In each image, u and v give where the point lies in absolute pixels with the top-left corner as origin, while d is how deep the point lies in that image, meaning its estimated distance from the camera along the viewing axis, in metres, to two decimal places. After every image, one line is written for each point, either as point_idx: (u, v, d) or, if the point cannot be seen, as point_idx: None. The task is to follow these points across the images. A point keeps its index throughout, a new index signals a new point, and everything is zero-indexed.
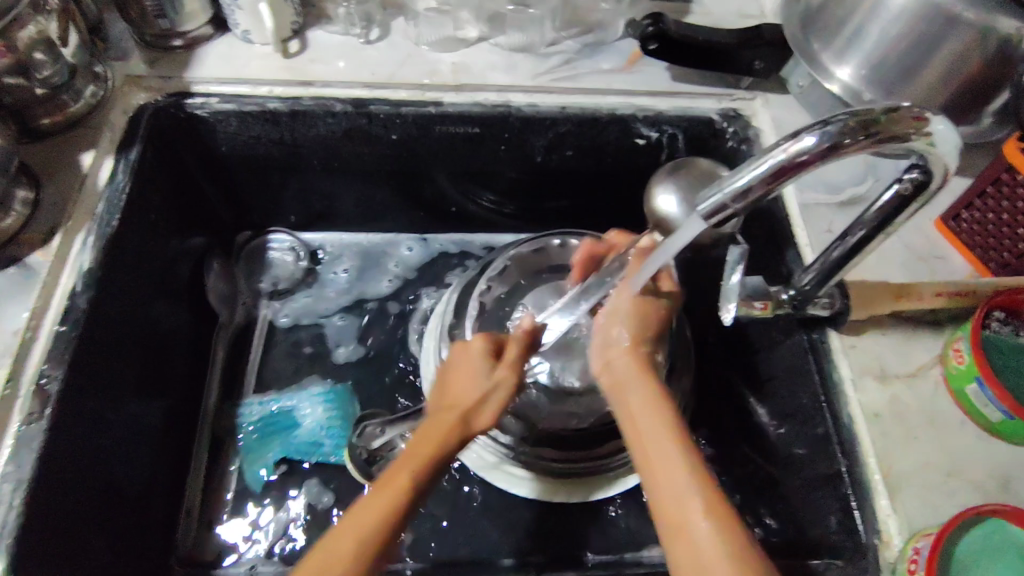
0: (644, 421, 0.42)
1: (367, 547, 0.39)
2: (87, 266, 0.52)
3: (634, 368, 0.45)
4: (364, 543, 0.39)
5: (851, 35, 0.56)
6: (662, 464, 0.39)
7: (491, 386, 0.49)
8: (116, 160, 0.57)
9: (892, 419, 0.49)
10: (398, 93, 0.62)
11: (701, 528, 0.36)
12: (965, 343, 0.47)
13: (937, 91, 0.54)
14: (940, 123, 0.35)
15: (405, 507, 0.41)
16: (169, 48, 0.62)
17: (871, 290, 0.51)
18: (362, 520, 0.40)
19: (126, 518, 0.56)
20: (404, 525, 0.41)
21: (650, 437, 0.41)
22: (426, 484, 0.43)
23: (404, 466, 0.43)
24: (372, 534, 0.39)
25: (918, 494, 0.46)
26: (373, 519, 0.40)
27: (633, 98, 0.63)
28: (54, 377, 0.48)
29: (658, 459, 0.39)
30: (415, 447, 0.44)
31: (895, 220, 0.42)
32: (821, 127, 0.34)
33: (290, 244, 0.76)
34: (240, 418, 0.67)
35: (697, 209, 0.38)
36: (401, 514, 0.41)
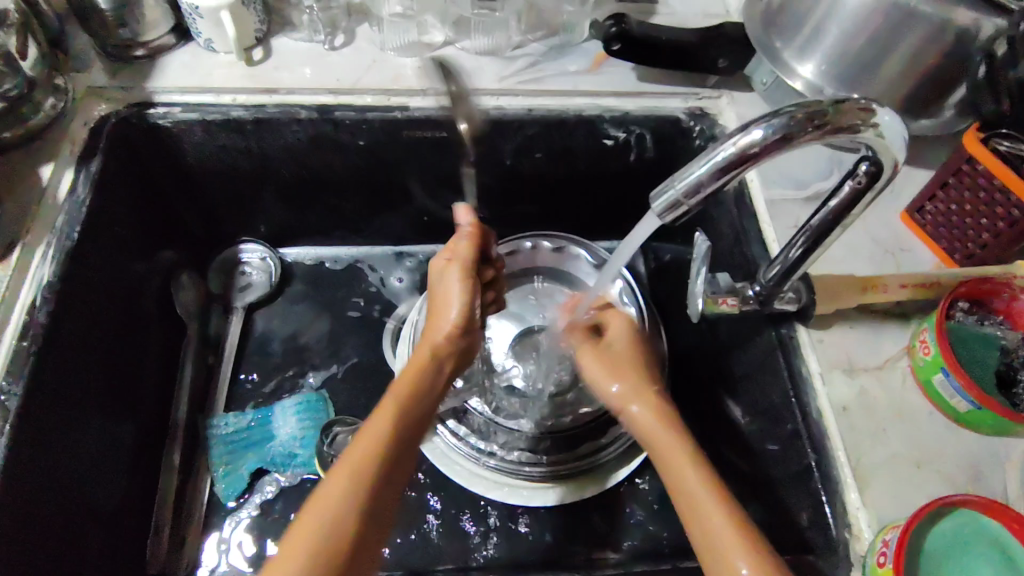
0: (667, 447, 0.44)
1: (364, 474, 0.40)
2: (47, 280, 0.51)
3: (652, 416, 0.46)
4: (361, 480, 0.40)
5: (811, 32, 0.56)
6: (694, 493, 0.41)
7: (458, 287, 0.51)
8: (76, 171, 0.56)
9: (860, 412, 0.49)
10: (363, 99, 0.62)
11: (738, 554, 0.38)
12: (930, 334, 0.47)
13: (897, 84, 0.55)
14: (885, 114, 0.35)
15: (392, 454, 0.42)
16: (131, 59, 0.61)
17: (838, 283, 0.51)
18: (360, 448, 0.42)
19: (95, 536, 0.55)
20: (391, 475, 0.42)
21: (669, 465, 0.43)
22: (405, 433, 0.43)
23: (385, 416, 0.44)
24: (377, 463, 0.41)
25: (887, 486, 0.46)
26: (367, 455, 0.41)
27: (599, 99, 0.63)
28: (13, 393, 0.47)
29: (689, 503, 0.41)
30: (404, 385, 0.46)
31: (852, 211, 0.42)
32: (768, 120, 0.34)
33: (260, 255, 0.75)
34: (212, 430, 0.65)
35: (653, 206, 0.38)
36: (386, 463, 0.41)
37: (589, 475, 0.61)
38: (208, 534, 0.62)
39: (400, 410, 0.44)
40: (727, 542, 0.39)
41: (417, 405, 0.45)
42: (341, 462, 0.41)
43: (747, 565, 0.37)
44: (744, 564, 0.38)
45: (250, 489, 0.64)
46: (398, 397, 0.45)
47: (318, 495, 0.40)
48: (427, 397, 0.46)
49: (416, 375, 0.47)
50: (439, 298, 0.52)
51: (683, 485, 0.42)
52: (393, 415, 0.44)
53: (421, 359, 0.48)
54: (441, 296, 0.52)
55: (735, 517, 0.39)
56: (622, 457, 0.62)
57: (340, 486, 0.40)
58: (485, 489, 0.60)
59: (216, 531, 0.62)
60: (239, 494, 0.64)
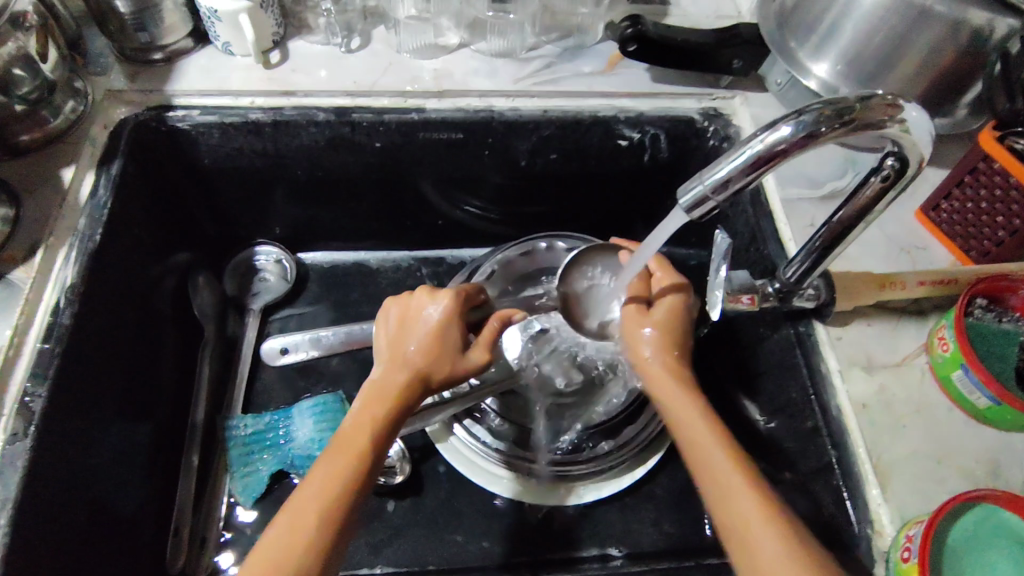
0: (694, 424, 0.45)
1: (329, 503, 0.41)
2: (70, 281, 0.52)
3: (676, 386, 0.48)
4: (325, 509, 0.41)
5: (826, 32, 0.56)
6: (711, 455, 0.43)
7: (442, 313, 0.52)
8: (98, 175, 0.56)
9: (880, 409, 0.49)
10: (380, 101, 0.62)
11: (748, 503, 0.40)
12: (949, 330, 0.48)
13: (912, 83, 0.55)
14: (912, 110, 0.36)
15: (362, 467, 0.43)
16: (149, 62, 0.62)
17: (857, 280, 0.51)
18: (322, 488, 0.42)
19: (117, 538, 0.55)
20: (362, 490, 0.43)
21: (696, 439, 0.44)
22: (380, 447, 0.45)
23: (358, 432, 0.45)
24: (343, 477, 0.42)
25: (908, 481, 0.46)
26: (333, 481, 0.42)
27: (615, 101, 0.64)
28: (38, 394, 0.48)
29: (714, 473, 0.42)
30: (365, 419, 0.46)
31: (876, 206, 0.42)
32: (796, 117, 0.35)
33: (276, 257, 0.75)
34: (230, 431, 0.65)
35: (680, 202, 0.38)
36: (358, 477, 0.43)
37: (606, 475, 0.62)
38: (231, 534, 0.63)
39: (369, 440, 0.44)
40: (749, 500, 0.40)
41: (385, 432, 0.46)
42: (309, 481, 0.42)
43: (764, 525, 0.39)
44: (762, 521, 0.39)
45: (269, 490, 0.65)
46: (368, 424, 0.45)
47: (284, 518, 0.41)
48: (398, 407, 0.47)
49: (389, 392, 0.47)
50: (414, 325, 0.52)
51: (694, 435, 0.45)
52: (362, 443, 0.44)
53: (391, 389, 0.48)
54: (421, 329, 0.52)
55: (743, 464, 0.42)
56: (640, 455, 0.63)
57: (310, 512, 0.41)
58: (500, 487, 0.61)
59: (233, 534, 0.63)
60: (257, 496, 0.64)
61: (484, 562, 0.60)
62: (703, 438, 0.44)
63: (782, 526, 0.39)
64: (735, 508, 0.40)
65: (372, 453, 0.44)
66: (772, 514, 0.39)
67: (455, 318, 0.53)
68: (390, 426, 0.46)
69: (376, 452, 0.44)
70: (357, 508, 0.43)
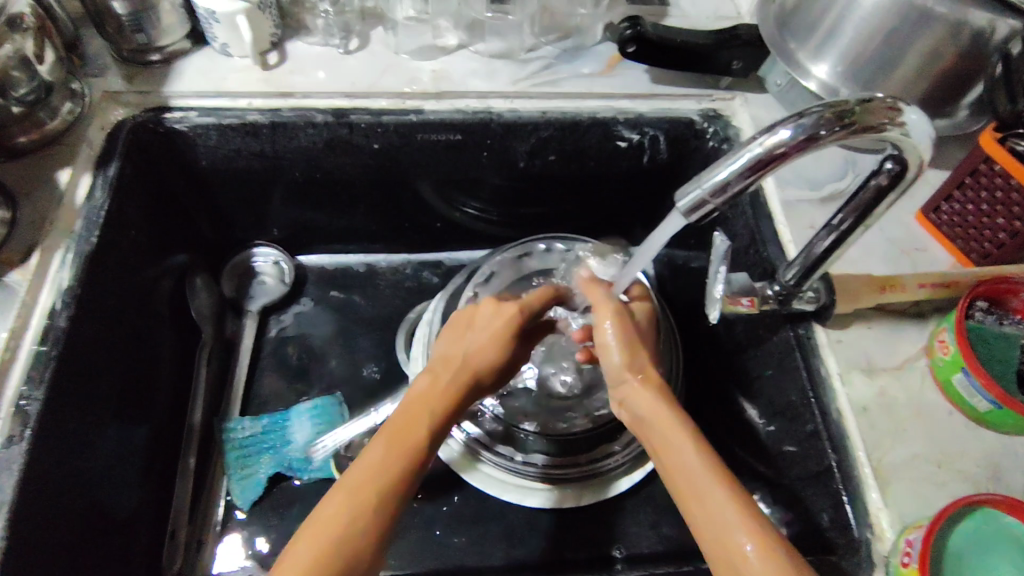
0: (664, 433, 0.43)
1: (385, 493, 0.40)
2: (66, 284, 0.51)
3: (647, 395, 0.45)
4: (386, 498, 0.40)
5: (826, 32, 0.56)
6: (681, 464, 0.41)
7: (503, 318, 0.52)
8: (94, 176, 0.56)
9: (880, 412, 0.49)
10: (378, 102, 0.62)
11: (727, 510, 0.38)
12: (949, 333, 0.48)
13: (912, 84, 0.55)
14: (912, 113, 0.35)
15: (419, 459, 0.43)
16: (147, 63, 0.62)
17: (856, 283, 0.51)
18: (382, 474, 0.41)
19: (113, 542, 0.55)
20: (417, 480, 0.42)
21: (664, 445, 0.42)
22: (436, 443, 0.44)
23: (415, 423, 0.44)
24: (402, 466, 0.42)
25: (907, 486, 0.46)
26: (394, 471, 0.41)
27: (613, 101, 0.64)
28: (33, 397, 0.47)
29: (692, 490, 0.40)
30: (421, 412, 0.45)
31: (876, 209, 0.42)
32: (796, 120, 0.34)
33: (274, 258, 0.75)
34: (228, 433, 0.65)
35: (679, 204, 0.38)
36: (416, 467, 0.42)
37: (613, 474, 0.62)
38: (226, 538, 0.62)
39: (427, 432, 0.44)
40: (731, 515, 0.38)
41: (441, 428, 0.45)
42: (366, 465, 0.41)
43: (750, 541, 0.36)
44: (747, 536, 0.37)
45: (267, 493, 0.64)
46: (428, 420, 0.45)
47: (341, 499, 0.40)
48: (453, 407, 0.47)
49: (450, 393, 0.47)
50: (473, 331, 0.51)
51: (664, 442, 0.42)
52: (419, 437, 0.44)
53: (453, 387, 0.47)
54: (492, 330, 0.51)
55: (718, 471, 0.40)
56: (640, 458, 0.62)
57: (368, 494, 0.40)
58: (512, 495, 0.60)
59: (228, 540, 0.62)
60: (255, 500, 0.63)
61: (481, 565, 0.60)
62: (680, 451, 0.41)
63: (770, 543, 0.36)
64: (714, 517, 0.38)
65: (429, 446, 0.44)
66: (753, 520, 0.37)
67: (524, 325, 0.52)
68: (444, 423, 0.46)
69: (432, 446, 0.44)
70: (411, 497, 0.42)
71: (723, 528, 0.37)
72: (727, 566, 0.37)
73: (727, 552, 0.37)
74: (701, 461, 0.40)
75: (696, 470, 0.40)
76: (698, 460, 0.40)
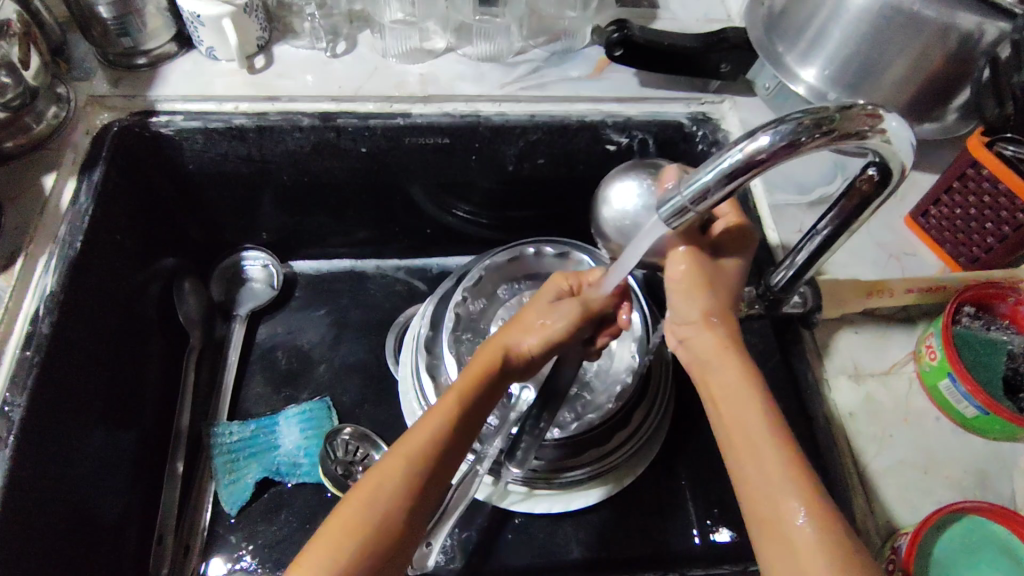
0: (726, 382, 0.42)
1: (419, 462, 0.43)
2: (50, 289, 0.51)
3: (710, 340, 0.43)
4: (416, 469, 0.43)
5: (814, 36, 0.56)
6: (743, 414, 0.41)
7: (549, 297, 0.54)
8: (79, 181, 0.56)
9: (866, 418, 0.48)
10: (366, 105, 0.62)
11: (779, 471, 0.38)
12: (935, 338, 0.47)
13: (901, 88, 0.55)
14: (893, 120, 0.35)
15: (453, 431, 0.45)
16: (133, 67, 0.61)
17: (844, 288, 0.50)
18: (413, 445, 0.43)
19: (100, 548, 0.55)
20: (452, 454, 0.45)
21: (726, 396, 0.42)
22: (473, 416, 0.46)
23: (452, 392, 0.46)
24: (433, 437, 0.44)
25: (895, 493, 0.46)
26: (427, 446, 0.44)
27: (601, 105, 0.63)
28: (16, 404, 0.47)
29: (745, 442, 0.40)
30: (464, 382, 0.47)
31: (860, 215, 0.42)
32: (775, 125, 0.34)
33: (263, 261, 0.75)
34: (216, 438, 0.65)
35: (660, 211, 0.38)
36: (448, 436, 0.44)
37: (598, 479, 0.60)
38: (215, 558, 0.60)
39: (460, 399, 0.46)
40: (792, 488, 0.38)
41: (476, 400, 0.47)
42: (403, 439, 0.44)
43: (803, 508, 0.37)
44: (802, 507, 0.37)
45: (253, 500, 0.63)
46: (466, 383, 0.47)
47: (376, 471, 0.43)
48: (492, 383, 0.48)
49: (487, 367, 0.48)
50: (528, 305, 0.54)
51: (726, 391, 0.42)
52: (454, 404, 0.46)
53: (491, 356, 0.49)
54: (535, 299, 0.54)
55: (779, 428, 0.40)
56: (633, 461, 0.61)
57: (397, 467, 0.43)
58: (498, 500, 0.60)
59: (213, 560, 0.60)
60: (242, 504, 0.62)
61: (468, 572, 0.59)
62: (739, 404, 0.41)
63: (822, 513, 0.37)
64: (766, 474, 0.39)
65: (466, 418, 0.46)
66: (806, 485, 0.38)
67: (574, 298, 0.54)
68: (485, 391, 0.47)
69: (472, 413, 0.46)
70: (446, 469, 0.44)
71: (778, 497, 0.38)
72: (771, 527, 0.38)
73: (775, 515, 0.38)
74: (764, 418, 0.40)
75: (759, 434, 0.40)
76: (756, 415, 0.40)
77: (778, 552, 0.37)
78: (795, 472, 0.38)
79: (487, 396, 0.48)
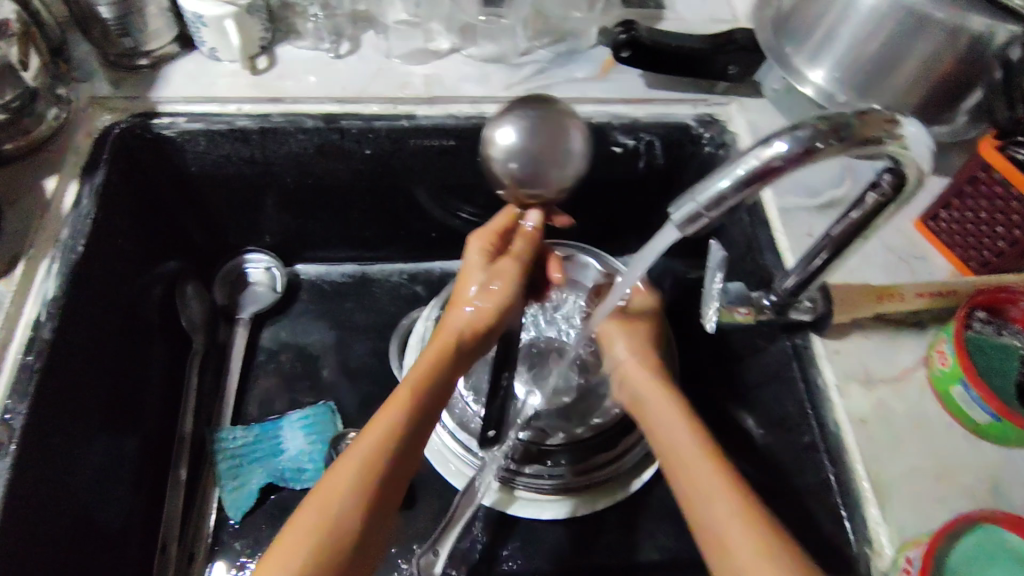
0: (663, 420, 0.48)
1: (371, 464, 0.43)
2: (52, 294, 0.51)
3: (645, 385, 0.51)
4: (369, 470, 0.43)
5: (824, 36, 0.55)
6: (675, 442, 0.46)
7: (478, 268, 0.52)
8: (80, 184, 0.55)
9: (878, 424, 0.48)
10: (370, 107, 0.61)
11: (710, 479, 0.43)
12: (948, 345, 0.47)
13: (911, 89, 0.54)
14: (910, 125, 0.34)
15: (402, 428, 0.45)
16: (135, 68, 0.61)
17: (854, 293, 0.50)
18: (364, 448, 0.44)
19: (103, 555, 0.54)
20: (405, 447, 0.45)
21: (663, 430, 0.48)
22: (422, 409, 0.46)
23: (401, 391, 0.47)
24: (382, 437, 0.44)
25: (907, 501, 0.45)
26: (378, 447, 0.44)
27: (608, 106, 0.63)
28: (18, 412, 0.46)
29: (681, 464, 0.45)
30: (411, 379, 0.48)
31: (875, 222, 0.41)
32: (792, 132, 0.33)
33: (266, 264, 0.74)
34: (220, 443, 0.64)
35: (672, 218, 0.37)
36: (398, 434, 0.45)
37: (603, 486, 0.60)
38: (218, 562, 0.61)
39: (408, 396, 0.46)
40: (720, 492, 0.42)
41: (425, 393, 0.47)
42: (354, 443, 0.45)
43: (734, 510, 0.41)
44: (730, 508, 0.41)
45: (256, 507, 0.63)
46: (418, 376, 0.48)
47: (329, 477, 0.43)
48: (441, 374, 0.48)
49: (436, 360, 0.49)
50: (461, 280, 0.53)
51: (662, 426, 0.48)
52: (403, 402, 0.46)
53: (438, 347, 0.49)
54: (465, 273, 0.53)
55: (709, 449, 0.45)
56: (638, 466, 0.61)
57: (350, 472, 0.43)
58: (503, 505, 0.59)
59: (215, 563, 0.60)
60: (245, 511, 0.62)
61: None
62: (674, 435, 0.47)
63: (751, 513, 0.41)
64: (697, 485, 0.43)
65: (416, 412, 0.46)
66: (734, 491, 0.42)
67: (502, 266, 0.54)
68: (431, 382, 0.48)
69: (422, 408, 0.47)
70: (400, 464, 0.44)
71: (711, 504, 0.42)
72: (708, 534, 0.41)
73: (709, 521, 0.41)
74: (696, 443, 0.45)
75: (692, 454, 0.45)
76: (687, 441, 0.46)
77: (718, 554, 0.40)
78: (726, 483, 0.42)
79: (437, 388, 0.48)
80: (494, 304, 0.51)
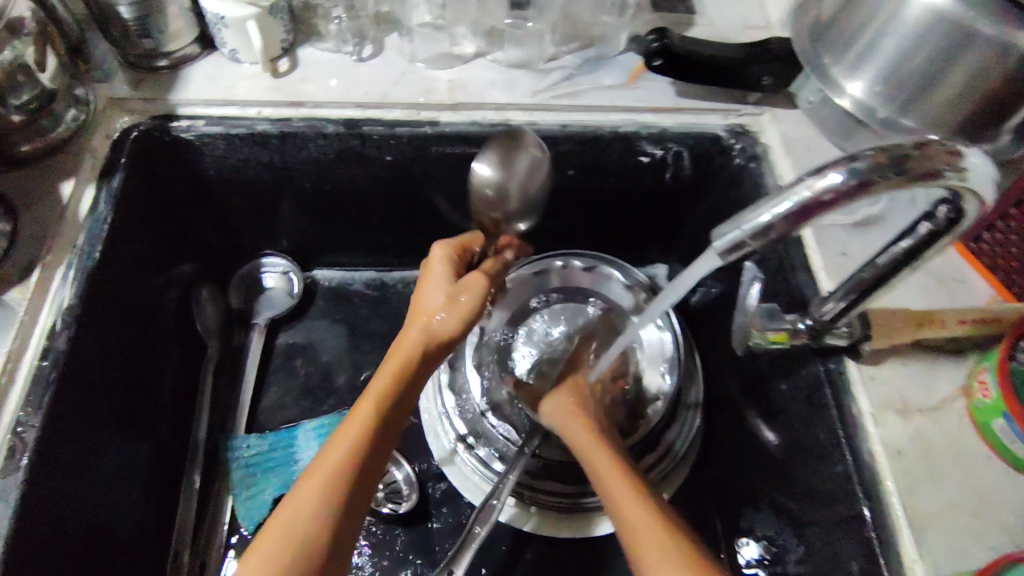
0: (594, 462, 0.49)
1: (336, 484, 0.42)
2: (67, 303, 0.50)
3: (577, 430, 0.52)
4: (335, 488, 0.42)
5: (865, 47, 0.53)
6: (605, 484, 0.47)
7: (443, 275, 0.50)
8: (98, 189, 0.54)
9: (914, 456, 0.46)
10: (393, 112, 0.59)
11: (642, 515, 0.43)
12: (990, 375, 0.45)
13: (954, 106, 0.51)
14: (975, 156, 0.32)
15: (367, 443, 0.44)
16: (154, 69, 0.59)
17: (893, 319, 0.48)
18: (329, 469, 0.42)
19: (115, 565, 0.53)
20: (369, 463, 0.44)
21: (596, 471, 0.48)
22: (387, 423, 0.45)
23: (364, 404, 0.45)
24: (348, 457, 0.43)
25: (944, 537, 0.44)
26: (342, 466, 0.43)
27: (636, 115, 0.61)
28: (31, 424, 0.45)
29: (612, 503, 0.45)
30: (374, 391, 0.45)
31: (926, 252, 0.39)
32: (849, 163, 0.32)
33: (283, 268, 0.73)
34: (233, 452, 0.64)
35: (713, 245, 0.35)
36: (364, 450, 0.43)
37: None
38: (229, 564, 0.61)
39: (374, 410, 0.45)
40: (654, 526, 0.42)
41: (391, 404, 0.45)
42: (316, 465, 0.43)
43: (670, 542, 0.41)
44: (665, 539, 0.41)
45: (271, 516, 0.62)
46: (385, 386, 0.45)
47: (292, 498, 0.42)
48: (407, 383, 0.46)
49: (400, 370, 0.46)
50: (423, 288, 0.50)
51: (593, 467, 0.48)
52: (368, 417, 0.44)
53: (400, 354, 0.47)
54: (427, 280, 0.50)
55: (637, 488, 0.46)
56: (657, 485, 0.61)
57: (314, 494, 0.42)
58: (520, 522, 0.59)
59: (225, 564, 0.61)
60: (259, 520, 0.62)
61: None
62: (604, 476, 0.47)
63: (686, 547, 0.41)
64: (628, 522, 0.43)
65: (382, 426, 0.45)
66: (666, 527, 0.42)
67: (464, 273, 0.52)
68: (397, 393, 0.46)
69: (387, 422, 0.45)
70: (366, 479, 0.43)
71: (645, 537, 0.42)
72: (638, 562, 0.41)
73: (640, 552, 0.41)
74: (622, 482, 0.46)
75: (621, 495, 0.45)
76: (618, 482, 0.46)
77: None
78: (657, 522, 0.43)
79: (402, 397, 0.46)
80: (462, 315, 0.48)
